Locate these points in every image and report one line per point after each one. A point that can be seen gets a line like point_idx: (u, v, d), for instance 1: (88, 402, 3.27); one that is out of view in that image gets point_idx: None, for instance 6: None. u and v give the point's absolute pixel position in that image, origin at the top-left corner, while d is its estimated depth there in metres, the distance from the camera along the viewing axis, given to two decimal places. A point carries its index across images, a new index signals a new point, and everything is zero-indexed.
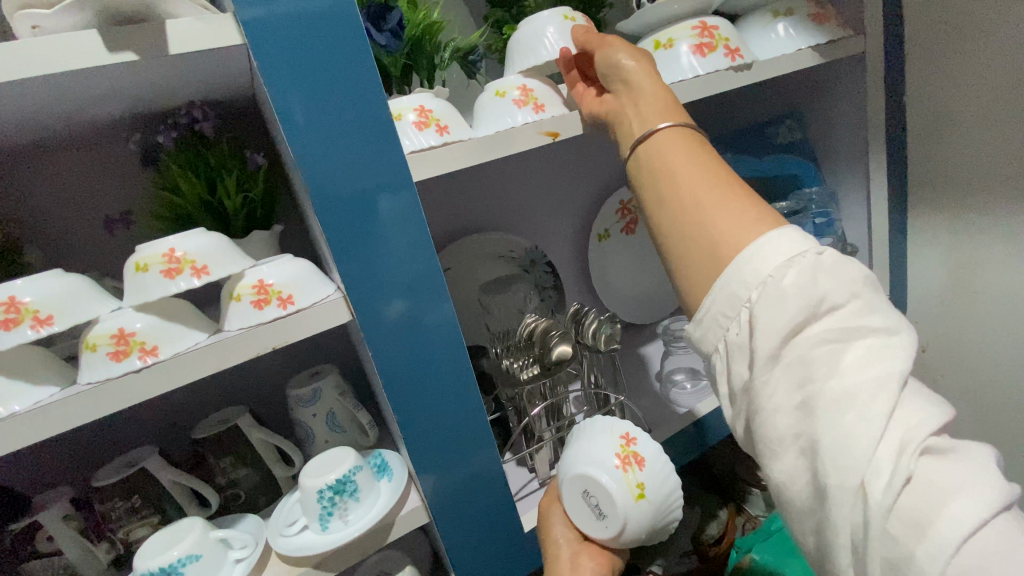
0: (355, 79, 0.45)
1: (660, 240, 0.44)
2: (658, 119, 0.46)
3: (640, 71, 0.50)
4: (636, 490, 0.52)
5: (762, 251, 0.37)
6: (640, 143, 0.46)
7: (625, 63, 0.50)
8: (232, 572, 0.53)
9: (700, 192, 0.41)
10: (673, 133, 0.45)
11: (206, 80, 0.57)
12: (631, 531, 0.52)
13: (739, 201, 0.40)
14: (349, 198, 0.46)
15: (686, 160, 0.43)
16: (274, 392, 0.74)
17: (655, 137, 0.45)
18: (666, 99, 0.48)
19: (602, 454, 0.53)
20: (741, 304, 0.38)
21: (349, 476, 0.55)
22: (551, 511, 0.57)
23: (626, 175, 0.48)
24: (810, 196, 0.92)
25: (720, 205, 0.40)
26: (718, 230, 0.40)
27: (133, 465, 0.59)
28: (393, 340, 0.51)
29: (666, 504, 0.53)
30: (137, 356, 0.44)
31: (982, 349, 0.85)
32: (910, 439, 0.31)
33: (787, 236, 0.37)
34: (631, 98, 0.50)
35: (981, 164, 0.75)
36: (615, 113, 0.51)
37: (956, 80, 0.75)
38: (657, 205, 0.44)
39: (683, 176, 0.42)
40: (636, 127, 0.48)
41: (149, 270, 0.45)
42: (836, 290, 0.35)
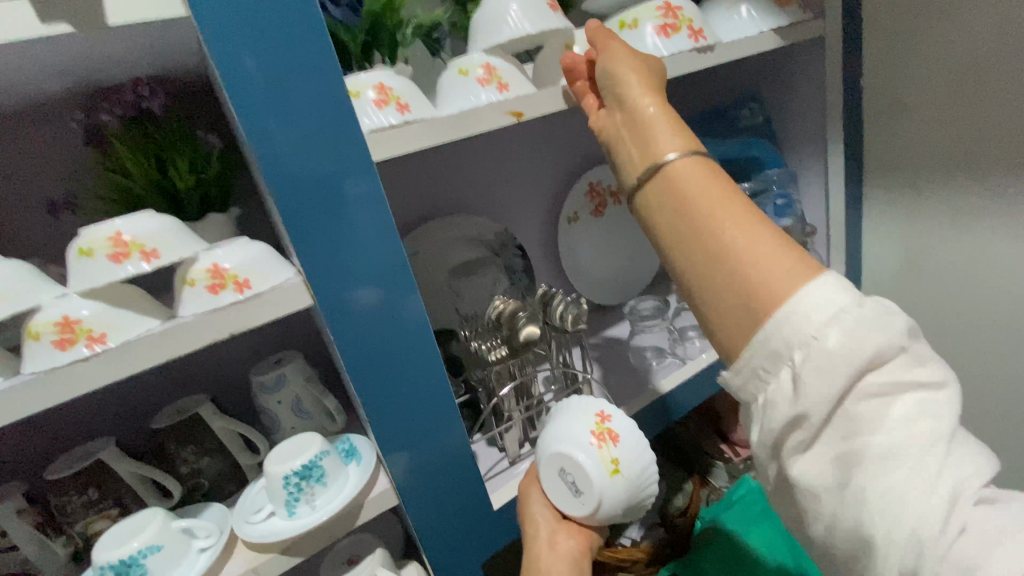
0: (310, 53, 0.43)
1: (685, 281, 0.41)
2: (671, 146, 0.42)
3: (643, 90, 0.46)
4: (611, 465, 0.53)
5: (807, 304, 0.35)
6: (651, 176, 0.42)
7: (626, 75, 0.47)
8: (196, 562, 0.52)
9: (728, 232, 0.38)
10: (684, 163, 0.41)
11: (145, 53, 0.53)
12: (608, 504, 0.53)
13: (771, 240, 0.38)
14: (307, 180, 0.45)
15: (709, 195, 0.40)
16: (237, 380, 0.73)
17: (669, 169, 0.41)
18: (677, 124, 0.44)
19: (575, 431, 0.55)
20: (783, 362, 0.36)
21: (316, 462, 0.55)
22: (529, 488, 0.58)
23: (635, 210, 0.45)
24: (772, 177, 0.93)
25: (753, 246, 0.37)
26: (755, 276, 0.37)
27: (88, 457, 0.57)
28: (364, 329, 0.50)
29: (640, 479, 0.54)
30: (84, 344, 0.42)
31: (929, 323, 0.90)
32: (961, 491, 0.32)
33: (832, 284, 0.36)
34: (631, 119, 0.46)
35: (934, 147, 0.79)
36: (612, 137, 0.48)
37: (912, 65, 0.78)
38: (679, 245, 0.41)
39: (703, 214, 0.39)
40: (641, 157, 0.44)
41: (95, 255, 0.43)
42: (887, 346, 0.34)
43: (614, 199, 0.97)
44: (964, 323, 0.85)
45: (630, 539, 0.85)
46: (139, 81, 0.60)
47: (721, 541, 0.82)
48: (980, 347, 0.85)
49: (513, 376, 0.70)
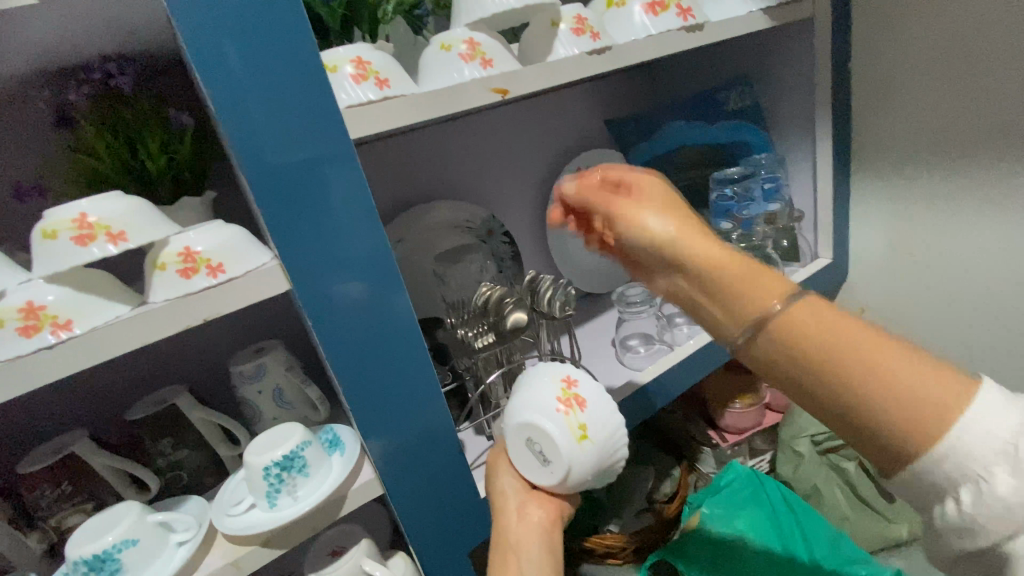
0: (287, 29, 0.41)
1: (834, 430, 0.33)
2: (764, 300, 0.33)
3: (684, 237, 0.37)
4: (579, 431, 0.52)
5: (983, 423, 0.29)
6: (759, 339, 0.33)
7: (660, 230, 0.37)
8: (175, 555, 0.50)
9: (866, 373, 0.30)
10: (804, 309, 0.32)
11: (113, 28, 0.51)
12: (575, 469, 0.52)
13: (918, 363, 0.30)
14: (283, 162, 0.43)
15: (835, 344, 0.31)
16: (216, 370, 0.71)
17: (774, 325, 0.32)
18: (745, 262, 0.35)
19: (540, 399, 0.53)
20: (959, 483, 0.30)
21: (297, 452, 0.53)
22: (499, 462, 0.58)
23: (754, 371, 0.35)
24: (760, 162, 0.92)
25: (907, 376, 0.30)
26: (917, 414, 0.29)
27: (61, 450, 0.55)
28: (346, 321, 0.49)
29: (610, 446, 0.53)
30: (49, 331, 0.40)
31: (915, 307, 0.91)
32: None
33: (994, 398, 0.30)
34: (694, 276, 0.36)
35: (921, 130, 0.79)
36: (681, 299, 0.38)
37: (900, 47, 0.78)
38: (809, 398, 0.32)
39: (852, 340, 0.31)
40: (730, 318, 0.34)
41: (58, 237, 0.41)
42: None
43: None
44: (949, 306, 0.86)
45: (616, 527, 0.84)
46: (107, 58, 0.57)
47: (710, 526, 0.82)
48: (963, 329, 0.86)
49: (501, 364, 0.70)
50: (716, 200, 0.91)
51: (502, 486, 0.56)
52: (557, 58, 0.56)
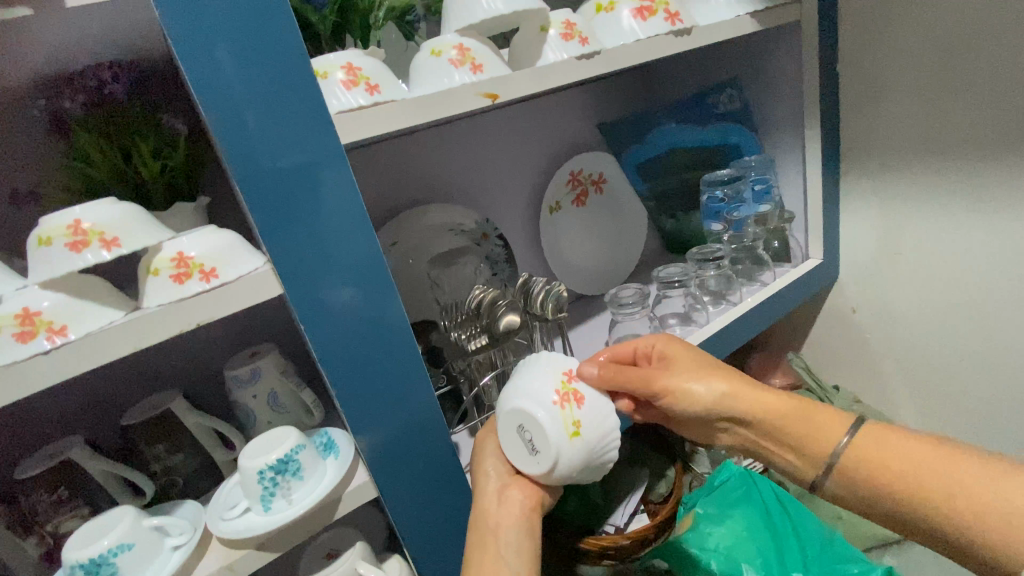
0: (279, 35, 0.42)
1: (928, 533, 0.47)
2: (821, 442, 0.52)
3: (735, 398, 0.55)
4: (572, 428, 0.51)
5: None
6: (834, 464, 0.52)
7: (706, 396, 0.55)
8: (170, 559, 0.51)
9: (932, 484, 0.46)
10: (861, 438, 0.51)
11: (107, 37, 0.51)
12: (564, 464, 0.51)
13: (981, 472, 0.45)
14: (273, 168, 0.44)
15: (898, 466, 0.48)
16: (211, 375, 0.71)
17: (842, 456, 0.51)
18: (790, 408, 0.54)
19: (539, 389, 0.53)
20: None
21: (292, 455, 0.54)
22: (486, 442, 0.59)
23: (835, 490, 0.52)
24: (750, 164, 0.93)
25: (974, 485, 0.44)
26: (992, 510, 0.43)
27: (57, 456, 0.56)
28: (336, 325, 0.49)
29: (600, 446, 0.53)
30: (44, 337, 0.40)
31: (905, 307, 0.91)
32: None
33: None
34: (758, 426, 0.55)
35: (908, 131, 0.81)
36: (759, 447, 0.56)
37: (886, 51, 0.79)
38: (901, 508, 0.48)
39: (914, 461, 0.47)
40: (802, 456, 0.54)
41: (53, 244, 0.41)
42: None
43: (595, 188, 0.97)
44: (939, 305, 0.87)
45: (613, 527, 0.82)
46: (100, 66, 0.57)
47: (703, 526, 0.83)
48: (953, 328, 0.87)
49: (495, 367, 0.71)
50: (706, 202, 0.92)
51: (485, 467, 0.57)
52: (546, 62, 0.57)
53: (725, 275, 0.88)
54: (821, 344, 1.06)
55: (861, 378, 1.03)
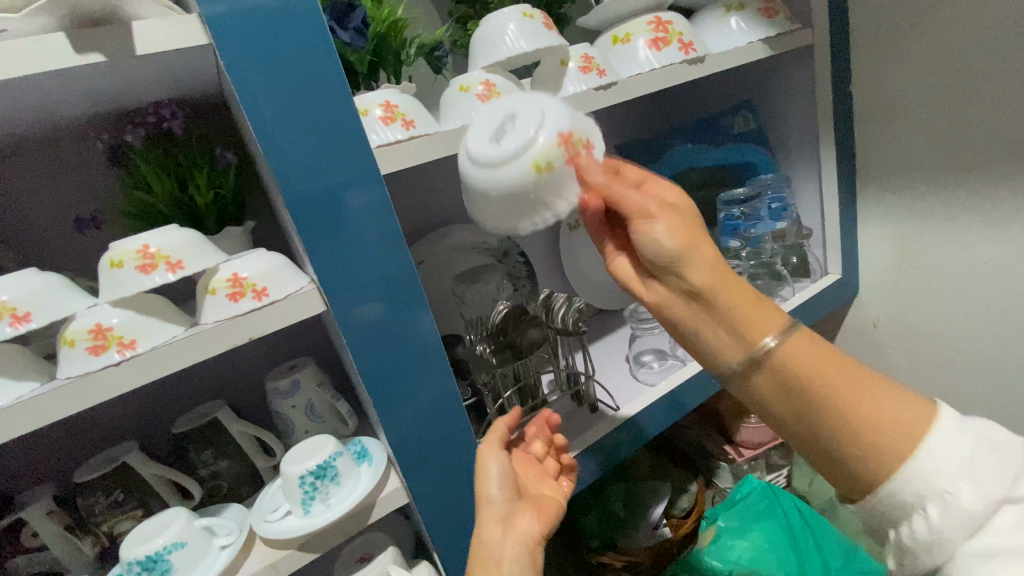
0: (323, 73, 0.47)
1: (808, 440, 0.44)
2: (763, 335, 0.44)
3: (701, 263, 0.45)
4: (540, 164, 0.46)
5: (938, 454, 0.39)
6: (758, 365, 0.44)
7: (668, 244, 0.44)
8: (219, 558, 0.54)
9: (857, 408, 0.41)
10: (804, 345, 0.44)
11: (170, 82, 0.57)
12: (496, 183, 0.48)
13: (908, 411, 0.41)
14: (318, 197, 0.48)
15: (834, 380, 0.42)
16: (252, 386, 0.76)
17: (774, 354, 0.44)
18: (749, 300, 0.45)
19: (564, 118, 0.48)
20: (918, 512, 0.39)
21: (330, 461, 0.57)
22: (487, 466, 0.57)
23: (741, 380, 0.46)
24: (766, 182, 0.95)
25: (895, 421, 0.41)
26: (894, 442, 0.40)
27: (115, 460, 0.60)
28: (369, 338, 0.53)
29: (535, 199, 0.48)
30: (115, 350, 0.45)
31: (927, 322, 0.91)
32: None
33: (949, 426, 0.40)
34: (702, 297, 0.45)
35: (922, 149, 0.82)
36: (685, 316, 0.47)
37: (898, 72, 0.81)
38: (805, 419, 0.43)
39: (852, 387, 0.42)
40: (736, 340, 0.45)
41: (124, 266, 0.46)
42: (1009, 478, 0.38)
43: None
44: (960, 320, 0.87)
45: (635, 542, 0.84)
46: (160, 104, 0.62)
47: (725, 539, 0.83)
48: (975, 343, 0.86)
49: (518, 381, 0.73)
50: (723, 219, 0.93)
51: (488, 493, 0.56)
52: (566, 93, 0.61)
53: None
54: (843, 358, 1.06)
55: None
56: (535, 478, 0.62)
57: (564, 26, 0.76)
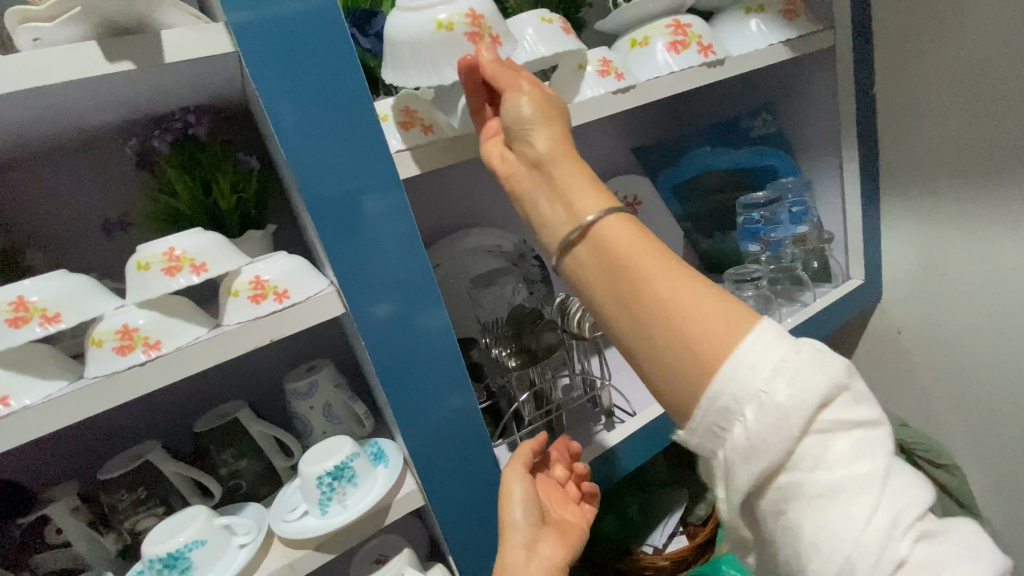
0: (344, 78, 0.47)
1: (619, 333, 0.39)
2: (588, 206, 0.41)
3: (547, 136, 0.45)
4: (444, 24, 0.51)
5: (751, 362, 0.34)
6: (578, 239, 0.41)
7: (528, 117, 0.45)
8: (237, 557, 0.55)
9: (666, 295, 0.37)
10: (616, 227, 0.40)
11: (196, 89, 0.58)
12: (398, 40, 0.52)
13: (721, 314, 0.36)
14: (337, 201, 0.49)
15: (641, 266, 0.38)
16: (271, 386, 0.77)
17: (590, 226, 0.40)
18: (586, 176, 0.43)
19: (487, 6, 0.53)
20: (735, 418, 0.34)
21: (347, 462, 0.58)
22: (513, 488, 0.58)
23: (560, 262, 0.43)
24: (788, 185, 0.94)
25: (707, 316, 0.35)
26: (695, 342, 0.35)
27: (138, 458, 0.61)
28: (385, 340, 0.53)
29: (424, 53, 0.51)
30: (141, 350, 0.46)
31: (953, 329, 0.89)
32: (901, 519, 0.31)
33: (769, 334, 0.34)
34: (540, 167, 0.44)
35: (948, 152, 0.80)
36: (522, 184, 0.46)
37: (923, 73, 0.79)
38: (618, 304, 0.39)
39: (663, 280, 0.37)
40: (562, 211, 0.42)
41: (150, 268, 0.47)
42: (833, 385, 0.33)
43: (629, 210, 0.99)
44: (988, 327, 0.85)
45: (652, 547, 0.84)
46: (186, 110, 0.64)
47: None
48: (1003, 351, 0.84)
49: (534, 383, 0.72)
50: (744, 223, 0.93)
51: (512, 517, 0.57)
52: (584, 97, 0.61)
53: (764, 295, 0.87)
54: (864, 364, 1.04)
55: (908, 401, 1.00)
56: (558, 502, 0.62)
57: (581, 29, 0.76)
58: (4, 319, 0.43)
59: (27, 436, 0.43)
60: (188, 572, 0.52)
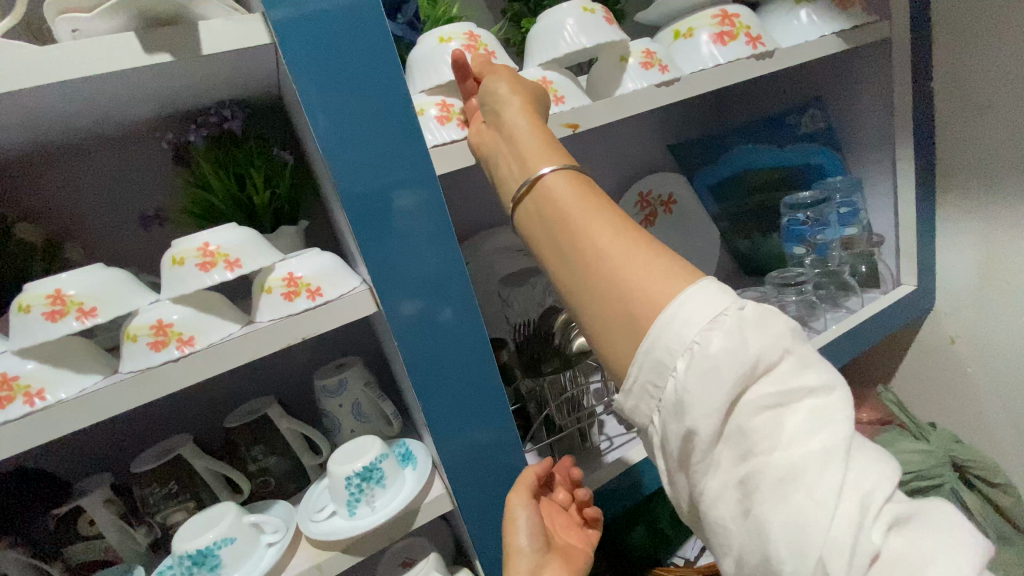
0: (380, 69, 0.46)
1: (564, 289, 0.41)
2: (544, 165, 0.42)
3: (517, 107, 0.47)
4: (445, 39, 0.56)
5: (683, 311, 0.34)
6: (525, 192, 0.43)
7: (499, 92, 0.48)
8: (266, 556, 0.55)
9: (607, 246, 0.37)
10: (567, 187, 0.41)
11: (233, 83, 0.58)
12: (414, 54, 0.58)
13: (667, 275, 0.36)
14: (364, 195, 0.47)
15: (590, 223, 0.39)
16: (301, 383, 0.77)
17: (543, 184, 0.42)
18: (548, 143, 0.45)
19: (488, 36, 0.59)
20: (668, 373, 0.34)
21: (376, 464, 0.57)
22: (517, 514, 0.56)
23: (515, 221, 0.45)
24: (835, 185, 0.88)
25: (644, 269, 0.36)
26: (630, 296, 0.36)
27: (170, 452, 0.61)
28: (409, 336, 0.51)
29: (430, 62, 0.56)
30: (175, 346, 0.45)
31: (1013, 339, 0.83)
32: (869, 502, 0.30)
33: (708, 289, 0.35)
34: (506, 135, 0.47)
35: (1013, 151, 0.74)
36: (491, 151, 0.49)
37: (989, 66, 0.74)
38: (562, 258, 0.40)
39: (604, 238, 0.38)
40: (520, 172, 0.44)
41: (185, 264, 0.47)
42: (768, 349, 0.33)
43: (664, 209, 0.98)
44: None
45: (683, 559, 0.86)
46: (222, 104, 0.63)
47: None
48: None
49: (566, 390, 0.70)
50: (787, 224, 0.89)
51: (517, 544, 0.55)
52: (625, 91, 0.59)
53: (807, 301, 0.84)
54: (914, 374, 0.99)
55: (960, 414, 0.94)
56: (561, 526, 0.61)
57: (620, 20, 0.74)
58: (42, 313, 0.43)
59: (62, 430, 0.43)
60: (217, 570, 0.52)
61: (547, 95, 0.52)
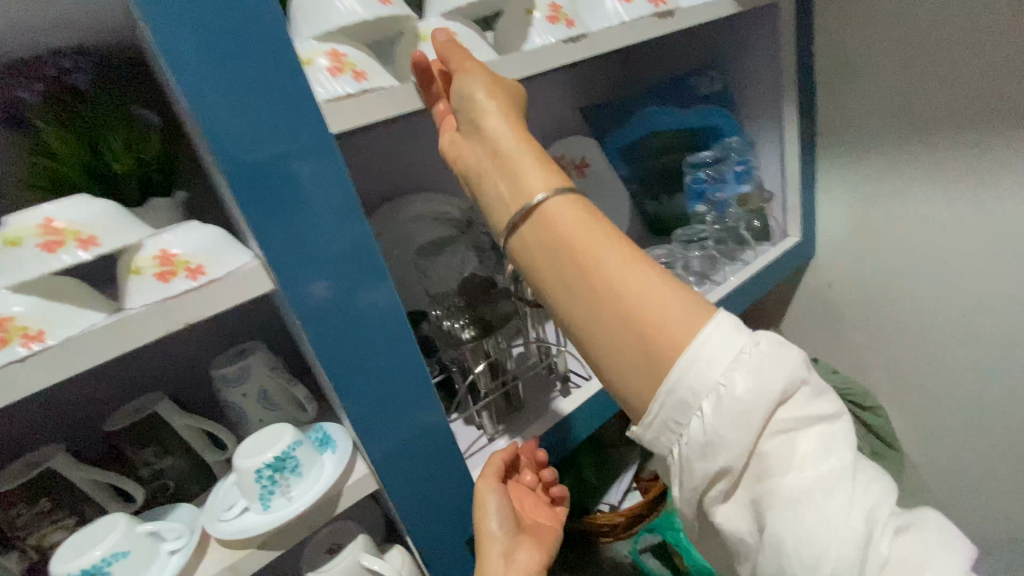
0: (262, 17, 0.40)
1: (572, 323, 0.41)
2: (539, 186, 0.42)
3: (499, 119, 0.45)
4: None
5: (706, 351, 0.36)
6: (522, 220, 0.42)
7: (477, 97, 0.46)
8: (168, 564, 0.49)
9: (621, 281, 0.38)
10: (565, 210, 0.41)
11: (72, 24, 0.48)
12: None
13: (679, 307, 0.38)
14: (256, 165, 0.42)
15: (598, 257, 0.39)
16: (196, 373, 0.69)
17: (542, 211, 0.41)
18: (538, 156, 0.43)
19: None
20: (692, 412, 0.36)
21: (289, 452, 0.53)
22: (486, 500, 0.57)
23: (507, 248, 0.44)
24: (732, 144, 0.94)
25: (661, 305, 0.38)
26: (647, 333, 0.37)
27: (39, 465, 0.53)
28: (320, 319, 0.48)
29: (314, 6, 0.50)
30: (19, 344, 0.38)
31: (878, 281, 0.95)
32: (875, 518, 0.34)
33: (726, 325, 0.37)
34: (489, 149, 0.45)
35: (880, 112, 0.83)
36: (472, 166, 0.47)
37: (859, 31, 0.81)
38: (568, 292, 0.40)
39: (616, 277, 0.38)
40: (512, 197, 0.43)
41: (23, 245, 0.39)
42: (788, 383, 0.36)
43: (577, 171, 0.97)
44: (906, 277, 0.91)
45: (609, 505, 0.87)
46: (59, 53, 0.54)
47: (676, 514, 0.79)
48: (919, 299, 0.90)
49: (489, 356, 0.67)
50: (691, 183, 0.93)
51: (489, 528, 0.56)
52: (533, 46, 0.57)
53: (708, 256, 0.91)
54: (800, 318, 1.11)
55: (838, 350, 1.07)
56: (531, 507, 0.62)
57: None
58: None
59: None
60: None
61: (523, 90, 0.50)
